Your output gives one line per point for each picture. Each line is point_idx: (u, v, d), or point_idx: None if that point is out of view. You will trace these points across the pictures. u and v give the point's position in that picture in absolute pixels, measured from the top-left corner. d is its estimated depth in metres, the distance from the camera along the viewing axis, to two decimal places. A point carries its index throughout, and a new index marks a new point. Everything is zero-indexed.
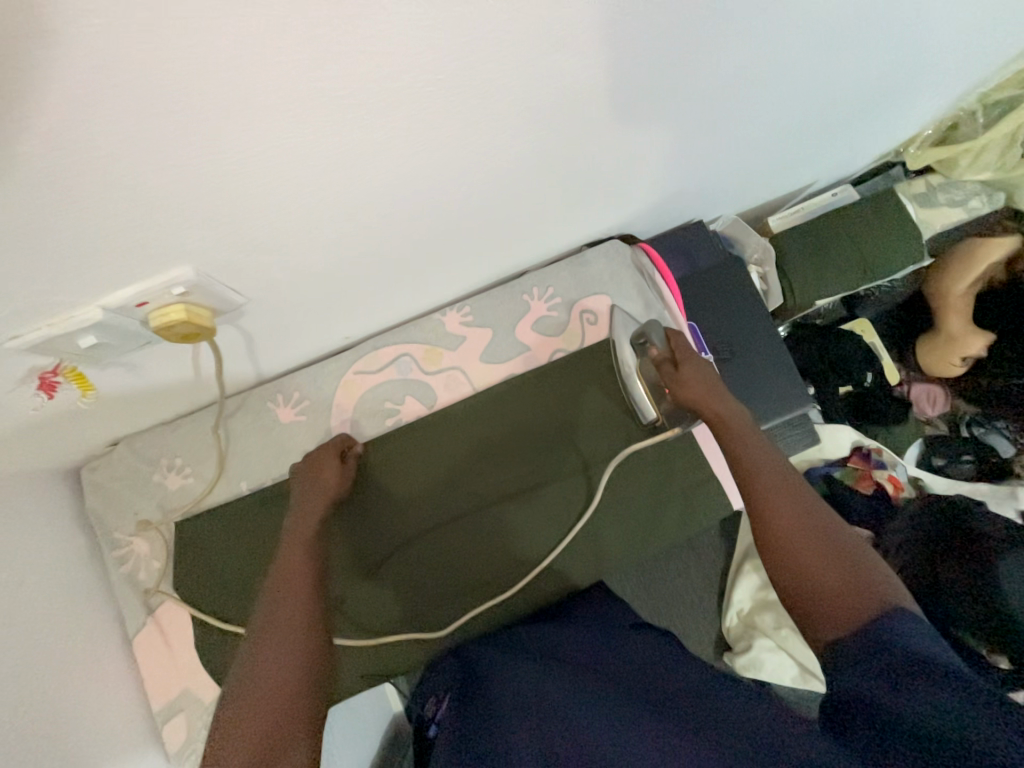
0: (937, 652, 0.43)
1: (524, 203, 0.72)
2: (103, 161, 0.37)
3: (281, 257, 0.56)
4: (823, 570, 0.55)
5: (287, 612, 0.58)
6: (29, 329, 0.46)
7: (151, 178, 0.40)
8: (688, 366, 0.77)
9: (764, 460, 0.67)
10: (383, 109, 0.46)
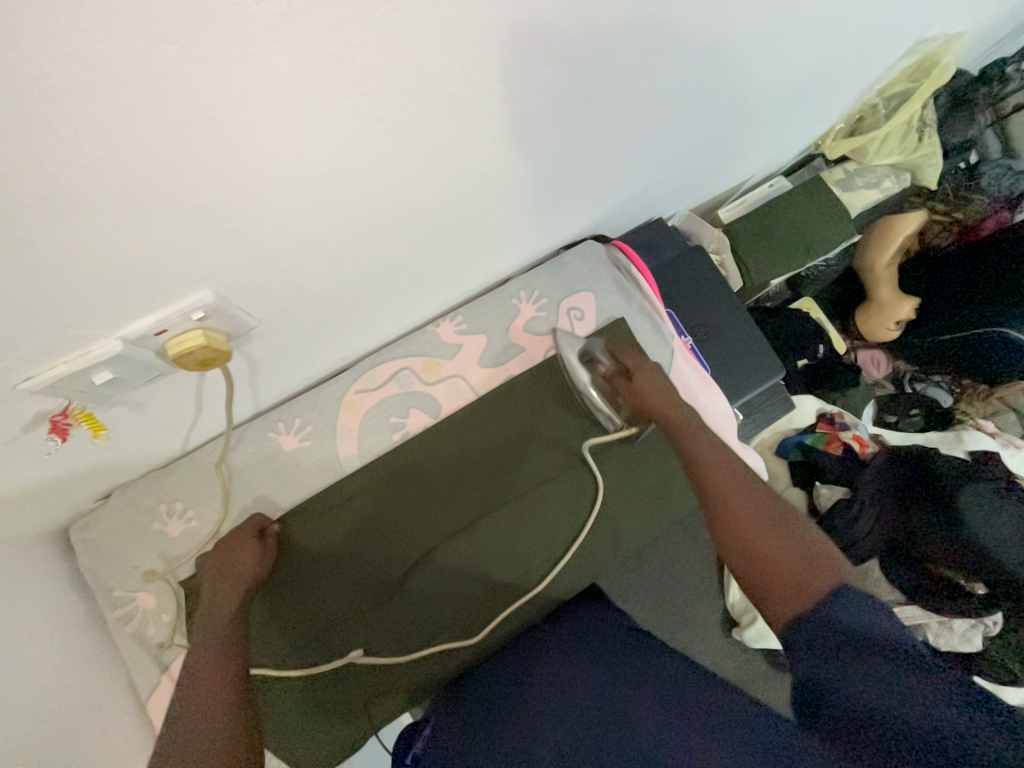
0: (882, 626, 0.46)
1: (509, 210, 0.77)
2: (137, 187, 0.38)
3: (286, 276, 0.56)
4: (777, 549, 0.58)
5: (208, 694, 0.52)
6: (46, 366, 0.44)
7: (176, 205, 0.41)
8: (640, 372, 0.84)
9: (715, 457, 0.71)
10: (382, 123, 0.48)
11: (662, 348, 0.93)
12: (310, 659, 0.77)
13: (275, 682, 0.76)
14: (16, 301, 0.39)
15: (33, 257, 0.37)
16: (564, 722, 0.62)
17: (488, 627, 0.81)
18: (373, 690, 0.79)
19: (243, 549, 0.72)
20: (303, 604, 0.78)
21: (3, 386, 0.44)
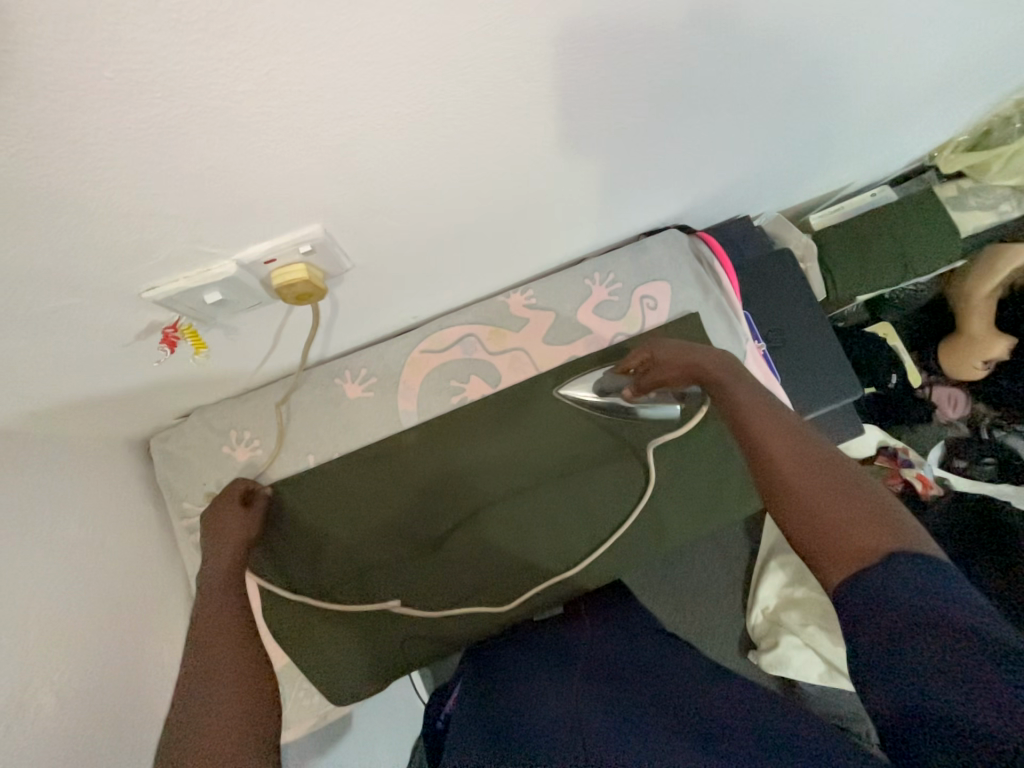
0: (947, 603, 0.39)
1: (602, 188, 0.75)
2: (272, 119, 0.38)
3: (388, 220, 0.57)
4: (830, 505, 0.50)
5: (211, 685, 0.51)
6: (169, 279, 0.48)
7: (305, 142, 0.42)
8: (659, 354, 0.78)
9: (760, 411, 0.63)
10: (506, 72, 0.46)
11: (734, 351, 0.89)
12: (349, 594, 0.81)
13: (316, 612, 0.80)
14: (152, 214, 0.41)
15: (173, 175, 0.39)
16: (552, 744, 0.56)
17: (522, 597, 0.83)
18: (402, 635, 0.82)
19: (231, 512, 0.73)
20: (349, 542, 0.82)
21: (131, 292, 0.48)
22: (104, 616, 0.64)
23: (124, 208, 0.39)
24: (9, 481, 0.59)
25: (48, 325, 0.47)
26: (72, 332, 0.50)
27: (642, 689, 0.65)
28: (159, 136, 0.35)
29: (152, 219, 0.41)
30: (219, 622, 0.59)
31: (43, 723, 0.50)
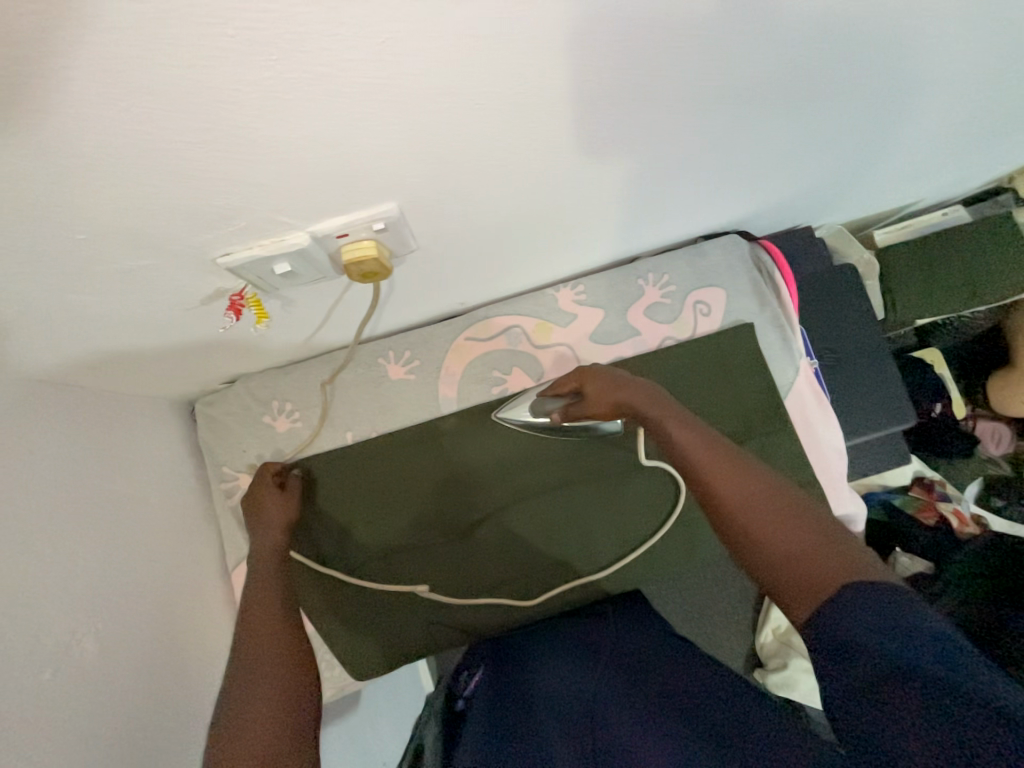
0: (915, 650, 0.35)
1: (671, 188, 0.72)
2: (371, 94, 0.37)
3: (461, 201, 0.56)
4: (789, 541, 0.48)
5: (254, 688, 0.53)
6: (243, 246, 0.47)
7: (394, 116, 0.40)
8: (590, 383, 0.69)
9: (700, 447, 0.59)
10: (609, 55, 0.43)
11: (786, 366, 0.86)
12: (377, 573, 0.82)
13: (343, 587, 0.82)
14: (241, 182, 0.41)
15: (267, 144, 0.38)
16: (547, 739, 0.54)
17: (548, 594, 0.83)
18: (427, 620, 0.83)
19: (268, 491, 0.76)
20: (381, 523, 0.83)
21: (207, 257, 0.47)
22: (150, 571, 0.66)
23: (215, 175, 0.39)
24: (63, 433, 0.60)
25: (123, 284, 0.48)
26: (144, 292, 0.50)
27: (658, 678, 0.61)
28: (255, 104, 0.34)
29: (241, 186, 0.41)
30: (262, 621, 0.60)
31: (81, 670, 0.51)
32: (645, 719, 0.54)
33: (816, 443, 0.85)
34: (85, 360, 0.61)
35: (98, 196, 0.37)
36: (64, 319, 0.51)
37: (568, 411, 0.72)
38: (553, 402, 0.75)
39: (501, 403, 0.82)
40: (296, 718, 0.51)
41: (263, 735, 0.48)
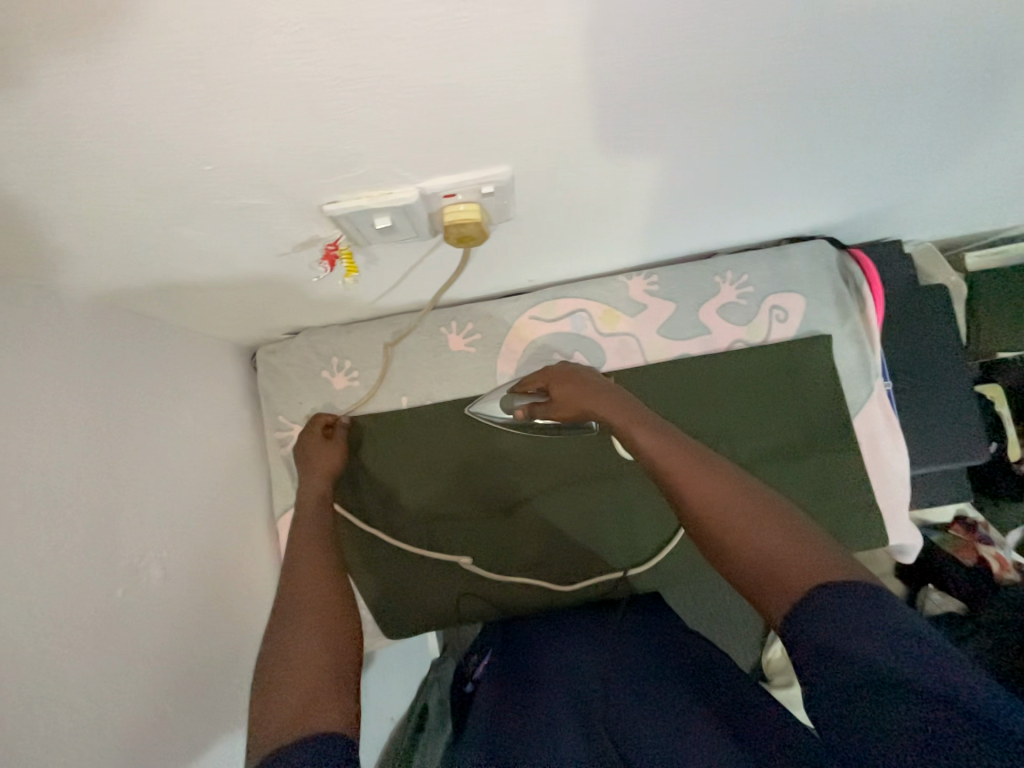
0: (903, 656, 0.35)
1: (774, 188, 0.68)
2: (518, 54, 0.35)
3: (570, 171, 0.52)
4: (757, 538, 0.48)
5: (296, 645, 0.53)
6: (351, 195, 0.46)
7: (529, 73, 0.37)
8: (558, 387, 0.67)
9: (664, 446, 0.57)
10: (767, 27, 0.38)
11: (859, 386, 0.83)
12: (417, 538, 0.83)
13: (383, 547, 0.83)
14: (369, 131, 0.39)
15: (402, 94, 0.36)
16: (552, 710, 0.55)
17: (584, 581, 0.82)
18: (459, 589, 0.84)
19: (319, 447, 0.78)
20: (425, 489, 0.83)
21: (313, 203, 0.46)
22: (207, 509, 0.69)
23: (338, 118, 0.37)
24: (139, 367, 0.62)
25: (228, 225, 0.48)
26: (248, 234, 0.50)
27: (683, 668, 0.59)
28: (396, 48, 0.32)
29: (362, 133, 0.39)
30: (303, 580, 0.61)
31: (133, 595, 0.53)
32: (658, 703, 0.52)
33: (881, 467, 0.81)
34: (165, 299, 0.62)
35: (227, 133, 0.37)
36: (163, 251, 0.51)
37: (534, 411, 0.71)
38: (522, 401, 0.74)
39: (473, 403, 0.81)
40: (332, 675, 0.51)
41: (299, 687, 0.48)
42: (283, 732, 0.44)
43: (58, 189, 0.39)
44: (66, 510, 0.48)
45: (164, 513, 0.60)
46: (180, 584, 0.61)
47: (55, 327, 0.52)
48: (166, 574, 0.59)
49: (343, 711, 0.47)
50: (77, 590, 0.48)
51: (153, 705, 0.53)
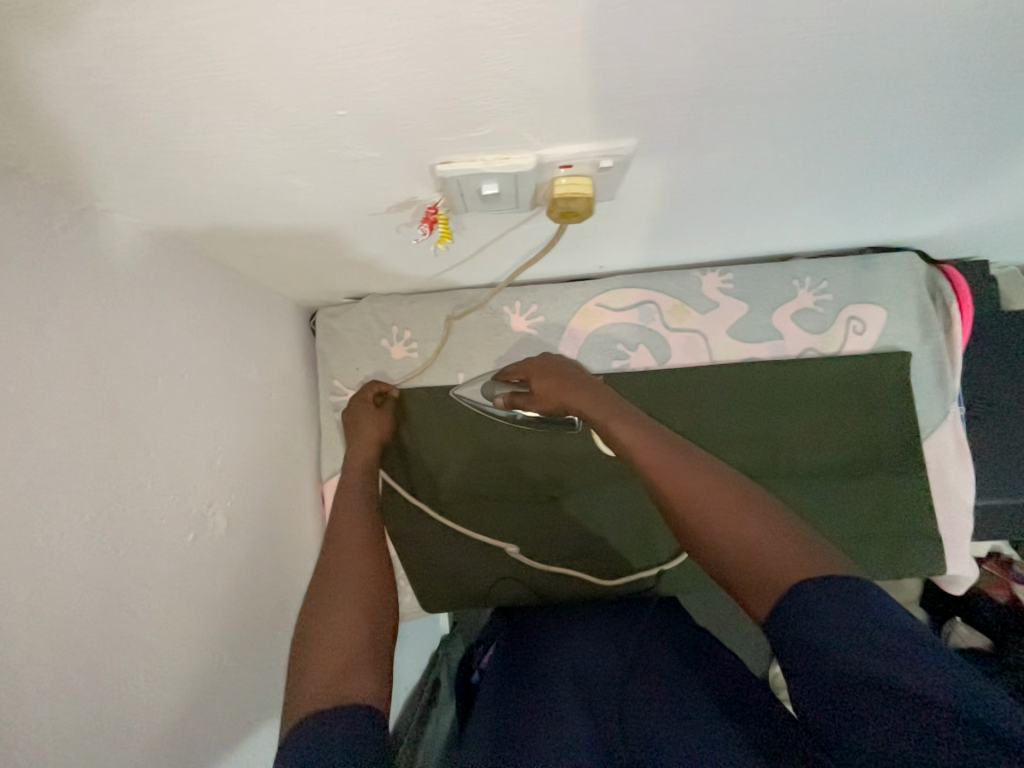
0: (893, 653, 0.33)
1: (879, 198, 0.65)
2: (683, 36, 0.33)
3: (690, 157, 0.49)
4: (740, 528, 0.43)
5: (336, 608, 0.51)
6: (466, 157, 0.44)
7: (694, 44, 0.34)
8: (538, 379, 0.66)
9: (638, 434, 0.53)
10: (958, 8, 0.33)
11: (934, 409, 0.79)
12: (461, 514, 0.83)
13: (426, 519, 0.83)
14: (506, 98, 0.37)
15: (552, 62, 0.34)
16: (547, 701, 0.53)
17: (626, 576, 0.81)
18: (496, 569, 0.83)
19: (366, 413, 0.77)
20: (473, 467, 0.83)
21: (426, 164, 0.45)
22: (266, 465, 0.69)
23: (478, 74, 0.35)
24: (216, 319, 0.62)
25: (336, 183, 0.47)
26: (350, 191, 0.49)
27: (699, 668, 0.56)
28: (561, 7, 0.30)
29: (496, 92, 0.37)
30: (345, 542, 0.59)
31: (201, 542, 0.54)
32: (661, 698, 0.51)
33: (946, 495, 0.79)
34: (246, 252, 0.61)
35: (366, 84, 0.35)
36: (262, 204, 0.50)
37: (514, 401, 0.70)
38: (502, 390, 0.73)
39: (456, 388, 0.81)
40: (368, 646, 0.48)
41: (334, 656, 0.46)
42: (316, 702, 0.42)
43: (187, 132, 0.38)
44: (149, 453, 0.49)
45: (230, 465, 0.61)
46: (242, 535, 0.61)
47: (147, 272, 0.51)
48: (230, 524, 0.59)
49: (374, 685, 0.45)
50: (155, 534, 0.48)
51: (216, 650, 0.54)
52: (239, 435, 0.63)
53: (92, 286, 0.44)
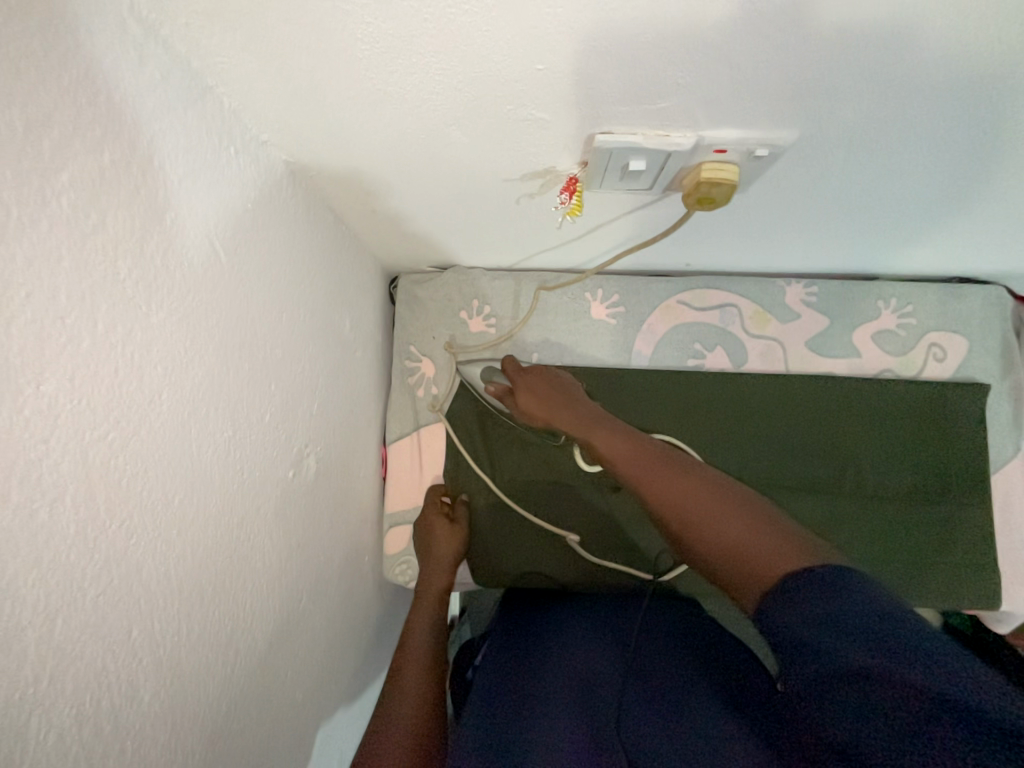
0: (876, 646, 0.32)
1: (994, 225, 0.64)
2: (888, 28, 0.33)
3: (834, 156, 0.49)
4: (728, 529, 0.46)
5: (388, 729, 0.49)
6: (628, 130, 0.44)
7: (904, 38, 0.34)
8: (523, 393, 0.73)
9: (619, 446, 0.61)
10: None
11: (1006, 444, 0.79)
12: (519, 491, 0.83)
13: (485, 492, 0.83)
14: (691, 72, 0.37)
15: (752, 41, 0.35)
16: (550, 698, 0.51)
17: (678, 574, 0.80)
18: (545, 553, 0.83)
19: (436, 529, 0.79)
20: (537, 446, 0.83)
21: (586, 133, 0.45)
22: (346, 418, 0.70)
23: (685, 45, 0.35)
24: (325, 267, 0.63)
25: (486, 141, 0.48)
26: (498, 151, 0.49)
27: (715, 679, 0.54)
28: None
29: (694, 64, 0.37)
30: (408, 669, 0.57)
31: (299, 481, 0.55)
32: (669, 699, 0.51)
33: (1009, 532, 0.79)
34: (366, 205, 0.62)
35: (581, 41, 0.35)
36: (405, 154, 0.51)
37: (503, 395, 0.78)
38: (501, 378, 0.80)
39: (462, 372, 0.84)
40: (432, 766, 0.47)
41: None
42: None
43: (384, 71, 0.38)
44: (271, 386, 0.50)
45: (322, 412, 0.62)
46: (324, 484, 0.62)
47: (285, 210, 0.52)
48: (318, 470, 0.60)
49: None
50: (268, 463, 0.49)
51: (299, 588, 0.55)
52: (330, 384, 0.64)
53: (247, 212, 0.45)
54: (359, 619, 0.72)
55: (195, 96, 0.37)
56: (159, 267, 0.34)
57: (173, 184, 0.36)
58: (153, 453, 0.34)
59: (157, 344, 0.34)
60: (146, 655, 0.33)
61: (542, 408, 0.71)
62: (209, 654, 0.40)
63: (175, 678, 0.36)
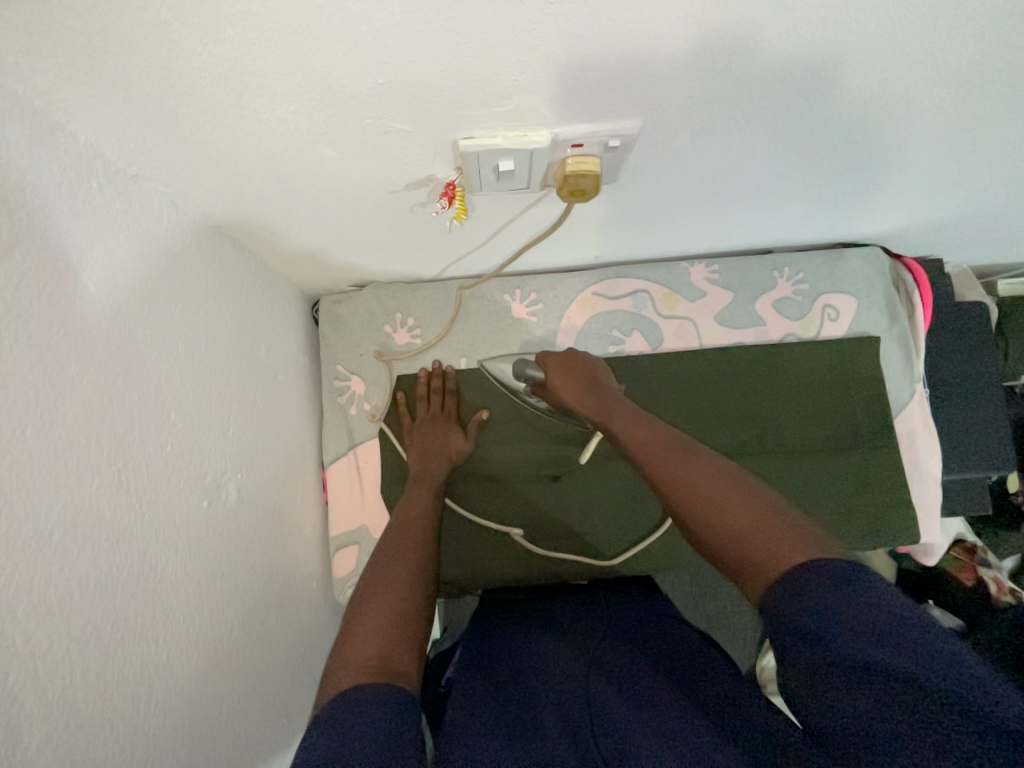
0: (878, 641, 0.34)
1: (851, 191, 0.71)
2: (676, 23, 0.38)
3: (685, 140, 0.54)
4: (742, 518, 0.47)
5: (377, 598, 0.50)
6: (488, 133, 0.48)
7: (693, 29, 0.39)
8: (557, 375, 0.75)
9: (653, 438, 0.60)
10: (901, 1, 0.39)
11: (901, 386, 0.87)
12: (462, 492, 0.83)
13: None
14: (521, 74, 0.41)
15: (565, 42, 0.38)
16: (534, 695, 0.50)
17: (623, 555, 0.81)
18: (495, 552, 0.83)
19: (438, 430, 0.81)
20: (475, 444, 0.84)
21: (450, 138, 0.48)
22: (272, 441, 0.69)
23: (507, 48, 0.38)
24: (229, 293, 0.63)
25: (356, 154, 0.49)
26: (374, 164, 0.51)
27: (650, 652, 0.56)
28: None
29: (523, 65, 0.40)
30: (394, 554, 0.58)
31: (217, 509, 0.55)
32: (617, 672, 0.52)
33: (917, 467, 0.85)
34: (263, 229, 0.63)
35: (410, 53, 0.37)
36: (283, 175, 0.52)
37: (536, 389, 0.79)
38: (534, 369, 0.78)
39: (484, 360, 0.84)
40: (409, 637, 0.47)
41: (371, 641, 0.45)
42: (358, 678, 0.41)
43: (231, 94, 0.40)
44: (170, 415, 0.49)
45: (241, 438, 0.61)
46: (251, 510, 0.61)
47: (174, 243, 0.52)
48: (242, 497, 0.60)
49: (412, 674, 0.44)
50: (175, 491, 0.48)
51: (228, 618, 0.54)
52: (248, 410, 0.64)
53: (123, 244, 0.45)
54: (307, 648, 0.71)
55: (43, 134, 0.38)
56: (12, 303, 0.34)
57: (22, 220, 0.36)
58: (20, 489, 0.33)
59: (15, 380, 0.34)
60: (29, 700, 0.32)
61: (573, 396, 0.73)
62: (116, 693, 0.39)
63: (73, 722, 0.35)
